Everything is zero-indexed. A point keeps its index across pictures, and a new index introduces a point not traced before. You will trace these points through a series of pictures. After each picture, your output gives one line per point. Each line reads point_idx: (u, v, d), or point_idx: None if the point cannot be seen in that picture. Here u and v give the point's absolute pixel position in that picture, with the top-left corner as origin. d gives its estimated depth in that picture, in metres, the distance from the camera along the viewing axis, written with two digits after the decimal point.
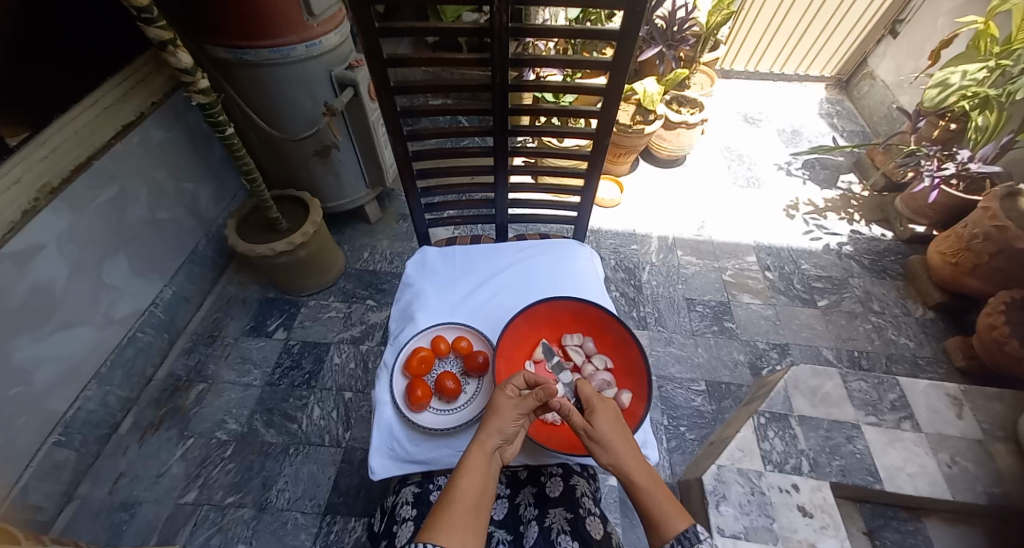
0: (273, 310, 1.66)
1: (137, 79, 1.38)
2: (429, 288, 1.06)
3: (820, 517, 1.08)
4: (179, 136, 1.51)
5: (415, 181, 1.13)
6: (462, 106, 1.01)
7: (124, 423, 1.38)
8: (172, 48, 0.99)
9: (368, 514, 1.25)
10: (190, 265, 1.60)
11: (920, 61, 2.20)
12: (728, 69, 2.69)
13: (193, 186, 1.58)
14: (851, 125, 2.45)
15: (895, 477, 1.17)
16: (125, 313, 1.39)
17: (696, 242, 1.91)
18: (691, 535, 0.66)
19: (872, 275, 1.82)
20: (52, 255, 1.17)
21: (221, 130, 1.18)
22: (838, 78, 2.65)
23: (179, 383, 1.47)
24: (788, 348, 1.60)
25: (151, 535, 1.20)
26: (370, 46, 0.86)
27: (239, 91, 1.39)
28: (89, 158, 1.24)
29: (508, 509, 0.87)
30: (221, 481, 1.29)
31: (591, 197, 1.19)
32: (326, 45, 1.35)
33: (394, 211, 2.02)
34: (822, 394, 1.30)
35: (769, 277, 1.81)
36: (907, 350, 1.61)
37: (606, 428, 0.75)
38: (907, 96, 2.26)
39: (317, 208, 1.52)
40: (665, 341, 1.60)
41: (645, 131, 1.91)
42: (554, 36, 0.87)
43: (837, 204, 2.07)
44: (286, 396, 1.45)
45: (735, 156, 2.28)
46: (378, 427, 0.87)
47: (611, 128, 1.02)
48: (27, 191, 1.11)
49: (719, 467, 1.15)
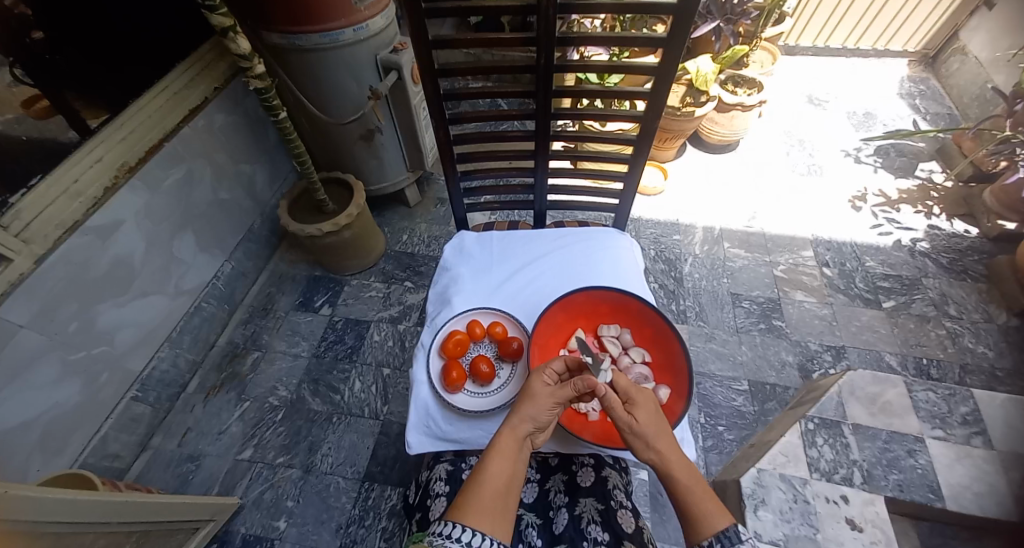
0: (320, 287, 1.75)
1: (203, 66, 1.47)
2: (466, 272, 1.07)
3: (872, 532, 1.01)
4: (239, 119, 1.59)
5: (455, 165, 1.13)
6: (503, 89, 0.99)
7: (191, 384, 1.52)
8: (232, 35, 1.03)
9: (403, 485, 1.31)
10: (247, 242, 1.72)
11: (1021, 35, 1.92)
12: (792, 45, 2.46)
13: (250, 167, 1.68)
14: (936, 106, 2.19)
15: (960, 495, 1.07)
16: (193, 284, 1.52)
17: (746, 234, 1.80)
18: (731, 535, 0.63)
19: (950, 276, 1.64)
20: (131, 229, 1.29)
21: (275, 114, 1.24)
22: (924, 54, 2.36)
23: (237, 351, 1.59)
24: (845, 352, 1.49)
25: (213, 486, 1.32)
26: (416, 28, 0.86)
27: (292, 76, 1.44)
28: (161, 140, 1.34)
29: (538, 493, 0.88)
30: (273, 443, 1.39)
31: (635, 184, 1.14)
32: (373, 28, 1.38)
33: (434, 194, 2.05)
34: (882, 402, 1.20)
35: (827, 274, 1.68)
36: (985, 361, 1.45)
37: (648, 421, 0.73)
38: (1003, 75, 1.98)
39: (361, 191, 1.57)
40: (705, 337, 1.54)
41: (695, 114, 1.81)
42: (603, 12, 0.83)
43: (914, 196, 1.87)
44: (330, 369, 1.54)
45: (796, 141, 2.11)
46: (415, 405, 0.90)
47: (660, 110, 0.97)
48: (109, 168, 1.22)
49: (759, 470, 1.10)
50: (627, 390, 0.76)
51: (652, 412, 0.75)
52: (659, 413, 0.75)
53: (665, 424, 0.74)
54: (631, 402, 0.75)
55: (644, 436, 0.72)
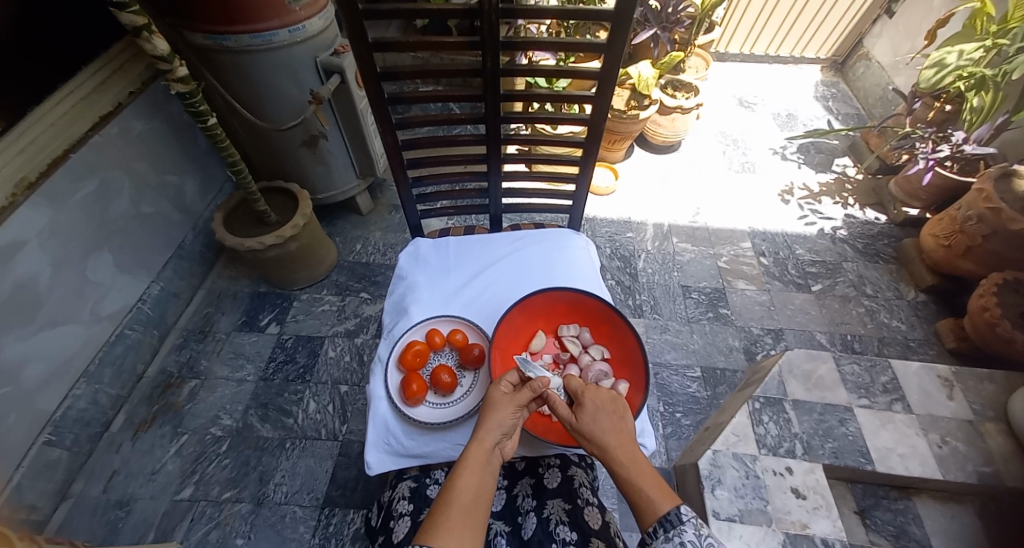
0: (265, 305, 1.64)
1: (114, 68, 1.32)
2: (423, 279, 1.04)
3: (813, 498, 1.10)
4: (160, 126, 1.46)
5: (406, 170, 1.09)
6: (452, 92, 0.98)
7: (116, 420, 1.36)
8: (147, 34, 0.93)
9: (366, 506, 1.25)
10: (177, 260, 1.58)
11: (916, 41, 2.16)
12: (723, 52, 2.65)
13: (177, 177, 1.54)
14: (847, 108, 2.43)
15: (886, 457, 1.18)
16: (113, 309, 1.37)
17: (691, 229, 1.90)
18: (672, 518, 0.65)
19: (865, 259, 1.83)
20: (34, 252, 1.14)
21: (203, 120, 1.14)
22: (834, 60, 2.62)
23: (170, 380, 1.45)
24: (782, 333, 1.61)
25: (148, 532, 1.19)
26: (355, 29, 0.82)
27: (220, 78, 1.34)
28: (67, 150, 1.19)
29: (506, 500, 0.87)
30: (217, 477, 1.28)
31: (587, 184, 1.16)
32: (310, 29, 1.31)
33: (386, 202, 1.98)
34: (816, 378, 1.31)
35: (764, 262, 1.81)
36: (899, 333, 1.62)
37: (592, 418, 0.74)
38: (903, 77, 2.23)
39: (306, 201, 1.49)
40: (660, 328, 1.60)
41: (639, 116, 1.88)
42: (546, 17, 0.84)
43: (832, 189, 2.07)
44: (281, 391, 1.44)
45: (730, 141, 2.26)
46: (373, 421, 0.86)
47: (607, 113, 0.99)
48: (4, 185, 1.07)
49: (715, 451, 1.17)
50: (576, 393, 0.78)
51: (600, 407, 0.76)
52: (608, 400, 0.77)
53: (614, 414, 0.75)
54: (577, 402, 0.77)
55: (595, 436, 0.73)
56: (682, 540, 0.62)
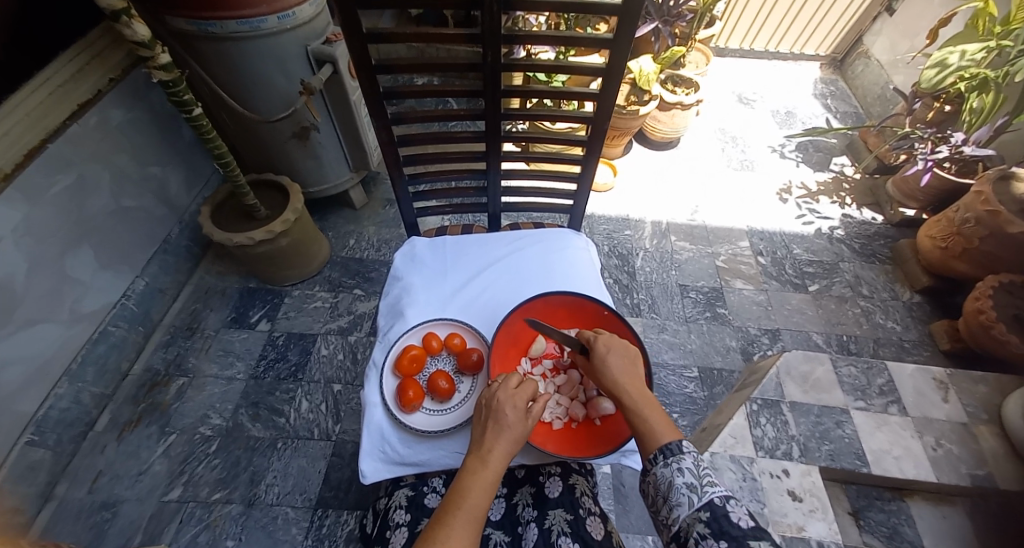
0: (255, 301, 1.60)
1: (93, 54, 1.26)
2: (419, 281, 1.01)
3: (809, 501, 1.10)
4: (142, 116, 1.40)
5: (401, 167, 1.06)
6: (449, 86, 0.94)
7: (101, 420, 1.32)
8: (126, 19, 0.89)
9: (360, 508, 1.23)
10: (163, 255, 1.53)
11: (916, 40, 2.15)
12: (722, 47, 2.62)
13: (160, 169, 1.49)
14: (845, 106, 2.43)
15: (881, 459, 1.18)
16: (95, 306, 1.32)
17: (689, 227, 1.89)
18: (674, 447, 0.63)
19: (862, 260, 1.83)
20: (9, 248, 1.09)
21: (187, 110, 1.09)
22: (834, 58, 2.60)
23: (157, 378, 1.41)
24: (779, 333, 1.61)
25: (135, 535, 1.16)
26: (347, 20, 0.79)
27: (205, 66, 1.29)
28: (43, 141, 1.14)
29: (505, 509, 0.85)
30: (206, 478, 1.25)
31: (588, 183, 1.14)
32: (300, 16, 1.26)
33: (380, 196, 1.94)
34: (813, 379, 1.31)
35: (761, 262, 1.80)
36: (893, 334, 1.63)
37: (608, 357, 0.73)
38: (902, 75, 2.22)
39: (298, 196, 1.45)
40: (658, 328, 1.60)
41: (639, 112, 1.86)
42: (547, 10, 0.81)
43: (829, 188, 2.07)
44: (272, 390, 1.41)
45: (729, 138, 2.25)
46: (368, 428, 0.83)
47: (609, 110, 0.96)
48: None
49: (712, 454, 1.19)
50: (592, 339, 0.77)
51: (614, 349, 0.75)
52: (622, 345, 0.76)
53: (627, 357, 0.74)
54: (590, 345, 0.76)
55: (607, 370, 0.72)
56: (682, 466, 0.61)
